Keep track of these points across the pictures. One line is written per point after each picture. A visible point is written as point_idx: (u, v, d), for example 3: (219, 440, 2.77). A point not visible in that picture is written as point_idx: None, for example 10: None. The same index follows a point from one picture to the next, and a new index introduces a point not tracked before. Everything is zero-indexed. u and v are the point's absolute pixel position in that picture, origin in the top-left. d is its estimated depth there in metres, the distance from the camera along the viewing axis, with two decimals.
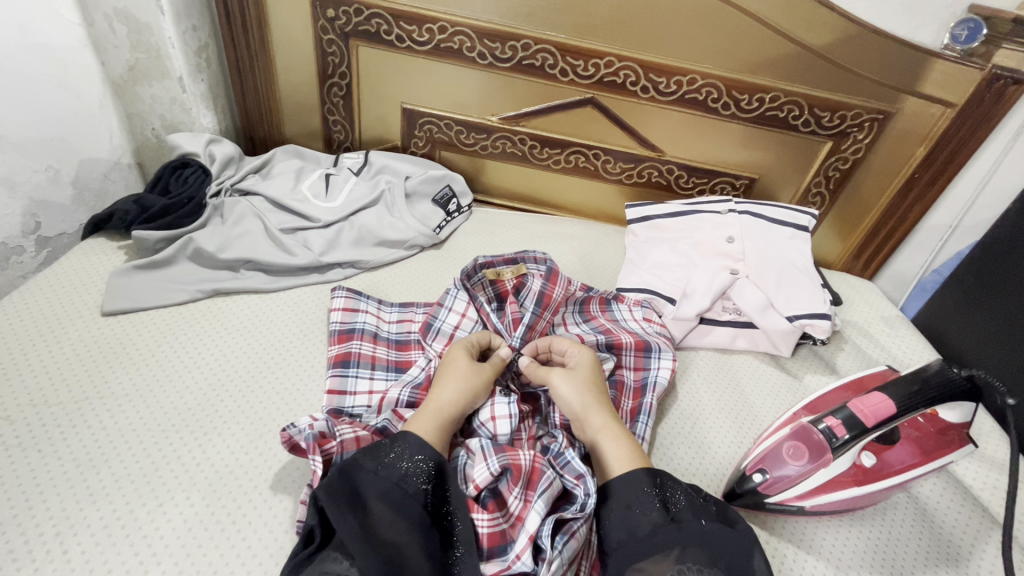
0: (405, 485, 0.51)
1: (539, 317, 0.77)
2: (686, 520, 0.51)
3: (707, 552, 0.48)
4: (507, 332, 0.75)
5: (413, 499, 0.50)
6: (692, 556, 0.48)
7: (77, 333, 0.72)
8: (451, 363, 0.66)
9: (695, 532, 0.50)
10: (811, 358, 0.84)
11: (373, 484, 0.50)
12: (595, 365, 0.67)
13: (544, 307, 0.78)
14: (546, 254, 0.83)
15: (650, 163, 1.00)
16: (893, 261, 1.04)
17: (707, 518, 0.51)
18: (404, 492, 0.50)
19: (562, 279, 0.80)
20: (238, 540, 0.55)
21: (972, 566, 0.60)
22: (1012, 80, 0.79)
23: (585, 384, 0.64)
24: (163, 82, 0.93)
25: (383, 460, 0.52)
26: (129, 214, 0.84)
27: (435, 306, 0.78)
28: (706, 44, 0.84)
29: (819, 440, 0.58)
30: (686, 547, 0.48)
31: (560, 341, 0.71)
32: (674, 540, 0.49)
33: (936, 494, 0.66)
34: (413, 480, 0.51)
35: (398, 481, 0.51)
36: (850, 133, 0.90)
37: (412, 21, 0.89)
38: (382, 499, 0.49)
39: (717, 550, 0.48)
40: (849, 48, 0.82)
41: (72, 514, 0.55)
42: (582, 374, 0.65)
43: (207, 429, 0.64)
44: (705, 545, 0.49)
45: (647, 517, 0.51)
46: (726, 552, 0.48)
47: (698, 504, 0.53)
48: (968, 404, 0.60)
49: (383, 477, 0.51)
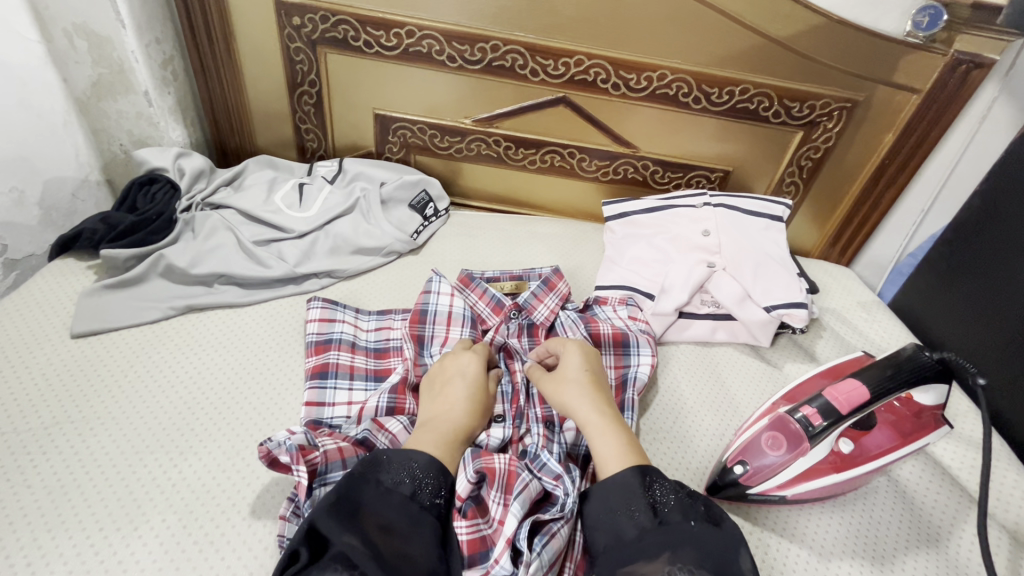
0: (418, 500, 0.50)
1: (540, 300, 0.80)
2: (676, 521, 0.49)
3: (698, 551, 0.46)
4: (490, 318, 0.79)
5: (426, 512, 0.50)
6: (684, 558, 0.46)
7: (46, 357, 0.71)
8: (451, 372, 0.66)
9: (685, 533, 0.48)
10: (791, 346, 0.85)
11: (382, 499, 0.49)
12: (585, 359, 0.67)
13: (549, 291, 0.81)
14: (552, 266, 0.85)
15: (625, 160, 1.01)
16: (869, 247, 1.05)
17: (696, 518, 0.49)
18: (418, 507, 0.50)
19: (562, 283, 0.82)
20: (217, 560, 0.55)
21: (952, 546, 0.61)
22: (975, 64, 0.79)
23: (572, 381, 0.64)
24: (128, 96, 0.90)
25: (391, 474, 0.51)
26: (96, 233, 0.82)
27: (422, 294, 0.79)
28: (674, 40, 0.85)
29: (796, 430, 0.58)
30: (677, 550, 0.47)
31: (551, 341, 0.71)
32: (663, 544, 0.47)
33: (915, 476, 0.67)
34: (425, 495, 0.51)
35: (410, 496, 0.50)
36: (820, 123, 0.90)
37: (379, 27, 0.88)
38: (398, 513, 0.49)
39: (709, 550, 0.46)
40: (814, 38, 0.82)
41: (44, 543, 0.54)
42: (568, 376, 0.65)
43: (184, 448, 0.64)
44: (696, 545, 0.47)
45: (633, 521, 0.50)
46: (720, 553, 0.47)
47: (688, 504, 0.51)
48: (941, 386, 0.60)
49: (396, 492, 0.50)
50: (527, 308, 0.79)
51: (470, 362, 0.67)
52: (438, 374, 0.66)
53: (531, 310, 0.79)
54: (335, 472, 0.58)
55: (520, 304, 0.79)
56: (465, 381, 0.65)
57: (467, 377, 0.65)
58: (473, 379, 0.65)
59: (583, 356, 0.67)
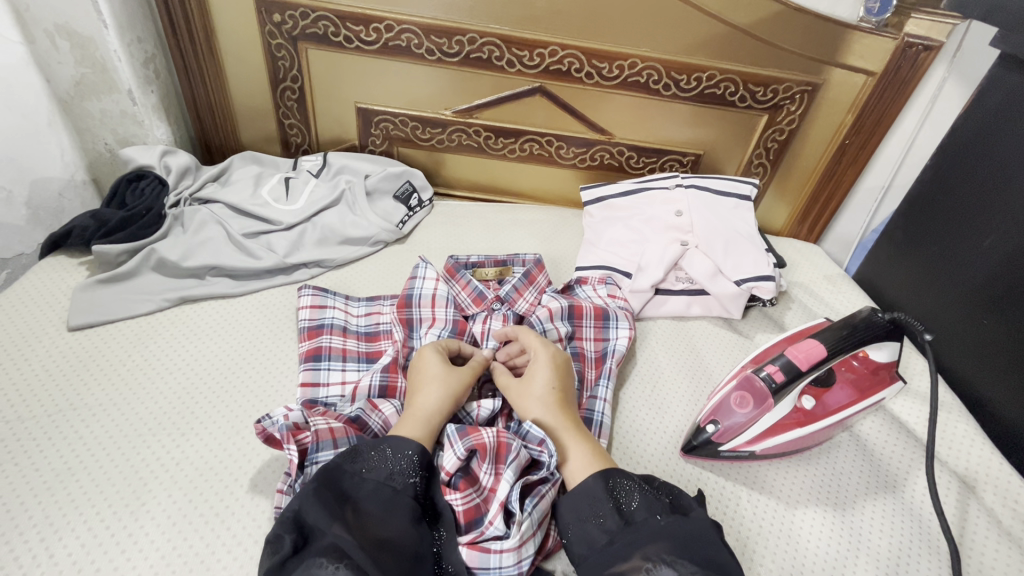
0: (392, 483, 0.53)
1: (523, 291, 0.83)
2: (642, 519, 0.52)
3: (670, 543, 0.49)
4: (472, 306, 0.81)
5: (402, 494, 0.52)
6: (656, 551, 0.49)
7: (45, 349, 0.73)
8: (424, 368, 0.65)
9: (653, 528, 0.51)
10: (761, 318, 0.90)
11: (358, 488, 0.52)
12: (555, 370, 0.67)
13: (529, 284, 0.85)
14: (535, 257, 0.90)
15: (601, 146, 1.04)
16: (836, 224, 1.10)
17: (661, 512, 0.52)
18: (392, 489, 0.52)
19: (541, 276, 0.86)
20: (223, 530, 0.58)
21: (908, 490, 0.66)
22: (924, 47, 0.84)
23: (538, 399, 0.64)
24: (112, 95, 0.92)
25: (366, 462, 0.53)
26: (87, 229, 0.84)
27: (409, 279, 0.82)
28: (643, 29, 0.89)
29: (761, 388, 0.63)
30: (648, 546, 0.49)
31: (527, 337, 0.70)
32: (633, 545, 0.50)
33: (874, 430, 0.72)
34: (399, 476, 0.53)
35: (384, 480, 0.53)
36: (783, 106, 0.95)
37: (359, 22, 0.91)
38: (372, 500, 0.51)
39: (678, 539, 0.50)
40: (774, 25, 0.87)
41: (56, 521, 0.57)
42: (535, 388, 0.65)
43: (184, 429, 0.66)
44: (664, 538, 0.50)
45: (603, 527, 0.52)
46: (691, 540, 0.49)
47: (653, 498, 0.54)
48: (892, 343, 0.66)
49: (370, 479, 0.52)
50: (508, 300, 0.82)
51: (434, 361, 0.66)
52: (412, 377, 0.66)
53: (513, 301, 0.82)
54: (325, 452, 0.59)
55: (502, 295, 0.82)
56: (433, 380, 0.63)
57: (438, 373, 0.64)
58: (446, 374, 0.65)
59: (551, 366, 0.67)
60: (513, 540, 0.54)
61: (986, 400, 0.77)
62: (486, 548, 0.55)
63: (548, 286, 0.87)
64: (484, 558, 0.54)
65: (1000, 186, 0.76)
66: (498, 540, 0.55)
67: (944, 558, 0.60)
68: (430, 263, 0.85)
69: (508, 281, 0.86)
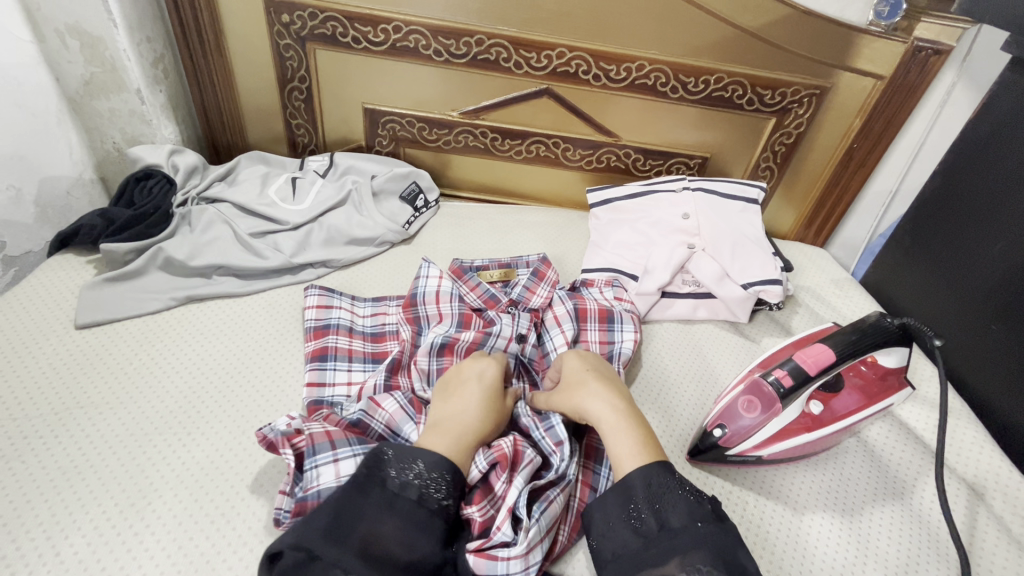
0: (424, 503, 0.51)
1: (535, 288, 0.84)
2: (682, 526, 0.49)
3: (710, 552, 0.48)
4: (486, 306, 0.82)
5: (432, 516, 0.51)
6: (693, 560, 0.47)
7: (52, 348, 0.73)
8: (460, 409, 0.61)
9: (693, 536, 0.49)
10: (768, 322, 0.90)
11: (386, 504, 0.50)
12: (587, 363, 0.67)
13: (539, 280, 0.85)
14: (538, 257, 0.91)
15: (608, 149, 1.04)
16: (842, 228, 1.10)
17: (701, 518, 0.50)
18: (423, 509, 0.51)
19: (547, 275, 0.86)
20: (229, 530, 0.58)
21: (917, 497, 0.66)
22: (933, 51, 0.84)
23: (580, 384, 0.64)
24: (121, 94, 0.91)
25: (400, 479, 0.52)
26: (95, 228, 0.84)
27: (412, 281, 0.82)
28: (651, 32, 0.89)
29: (769, 393, 0.62)
30: (686, 553, 0.48)
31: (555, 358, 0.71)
32: (671, 550, 0.48)
33: (882, 435, 0.72)
34: (432, 496, 0.52)
35: (416, 499, 0.51)
36: (791, 109, 0.95)
37: (367, 23, 0.91)
38: (400, 519, 0.50)
39: (717, 548, 0.48)
40: (783, 29, 0.86)
41: (62, 519, 0.57)
42: (574, 377, 0.65)
43: (190, 429, 0.66)
44: (705, 546, 0.48)
45: (637, 530, 0.50)
46: (725, 548, 0.48)
47: (695, 503, 0.51)
48: (902, 348, 0.65)
49: (400, 497, 0.51)
50: (522, 299, 0.82)
51: (488, 365, 0.66)
52: (454, 376, 0.66)
53: (527, 300, 0.82)
54: (321, 454, 0.59)
55: (514, 296, 0.82)
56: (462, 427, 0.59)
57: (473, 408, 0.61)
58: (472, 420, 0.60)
59: (583, 361, 0.67)
60: (520, 546, 0.54)
61: (995, 408, 0.77)
62: (494, 555, 0.54)
63: (557, 282, 0.87)
64: (491, 565, 0.53)
65: (1010, 191, 0.76)
66: (505, 547, 0.55)
67: (952, 565, 0.59)
68: (434, 264, 0.85)
69: (516, 281, 0.86)
